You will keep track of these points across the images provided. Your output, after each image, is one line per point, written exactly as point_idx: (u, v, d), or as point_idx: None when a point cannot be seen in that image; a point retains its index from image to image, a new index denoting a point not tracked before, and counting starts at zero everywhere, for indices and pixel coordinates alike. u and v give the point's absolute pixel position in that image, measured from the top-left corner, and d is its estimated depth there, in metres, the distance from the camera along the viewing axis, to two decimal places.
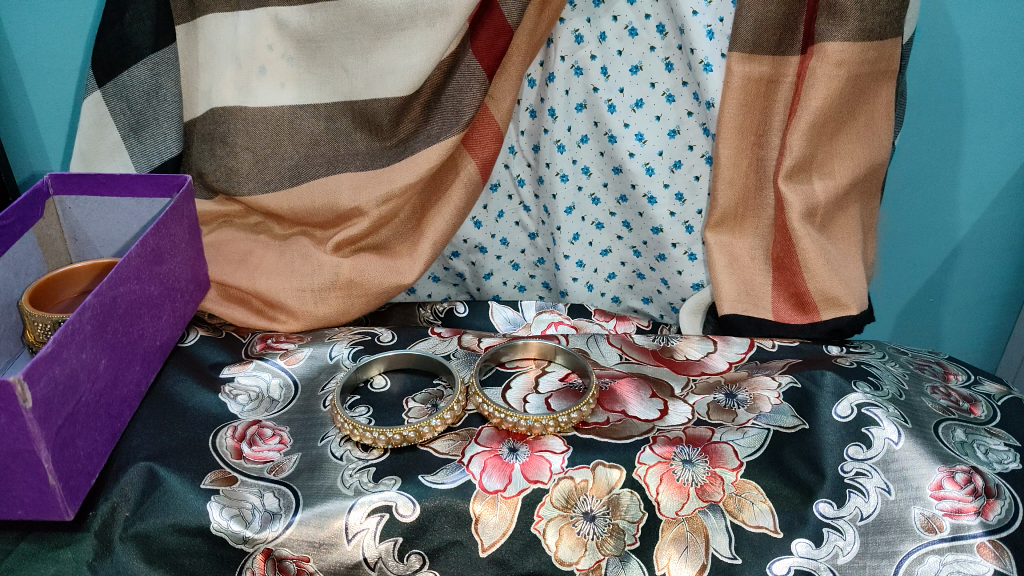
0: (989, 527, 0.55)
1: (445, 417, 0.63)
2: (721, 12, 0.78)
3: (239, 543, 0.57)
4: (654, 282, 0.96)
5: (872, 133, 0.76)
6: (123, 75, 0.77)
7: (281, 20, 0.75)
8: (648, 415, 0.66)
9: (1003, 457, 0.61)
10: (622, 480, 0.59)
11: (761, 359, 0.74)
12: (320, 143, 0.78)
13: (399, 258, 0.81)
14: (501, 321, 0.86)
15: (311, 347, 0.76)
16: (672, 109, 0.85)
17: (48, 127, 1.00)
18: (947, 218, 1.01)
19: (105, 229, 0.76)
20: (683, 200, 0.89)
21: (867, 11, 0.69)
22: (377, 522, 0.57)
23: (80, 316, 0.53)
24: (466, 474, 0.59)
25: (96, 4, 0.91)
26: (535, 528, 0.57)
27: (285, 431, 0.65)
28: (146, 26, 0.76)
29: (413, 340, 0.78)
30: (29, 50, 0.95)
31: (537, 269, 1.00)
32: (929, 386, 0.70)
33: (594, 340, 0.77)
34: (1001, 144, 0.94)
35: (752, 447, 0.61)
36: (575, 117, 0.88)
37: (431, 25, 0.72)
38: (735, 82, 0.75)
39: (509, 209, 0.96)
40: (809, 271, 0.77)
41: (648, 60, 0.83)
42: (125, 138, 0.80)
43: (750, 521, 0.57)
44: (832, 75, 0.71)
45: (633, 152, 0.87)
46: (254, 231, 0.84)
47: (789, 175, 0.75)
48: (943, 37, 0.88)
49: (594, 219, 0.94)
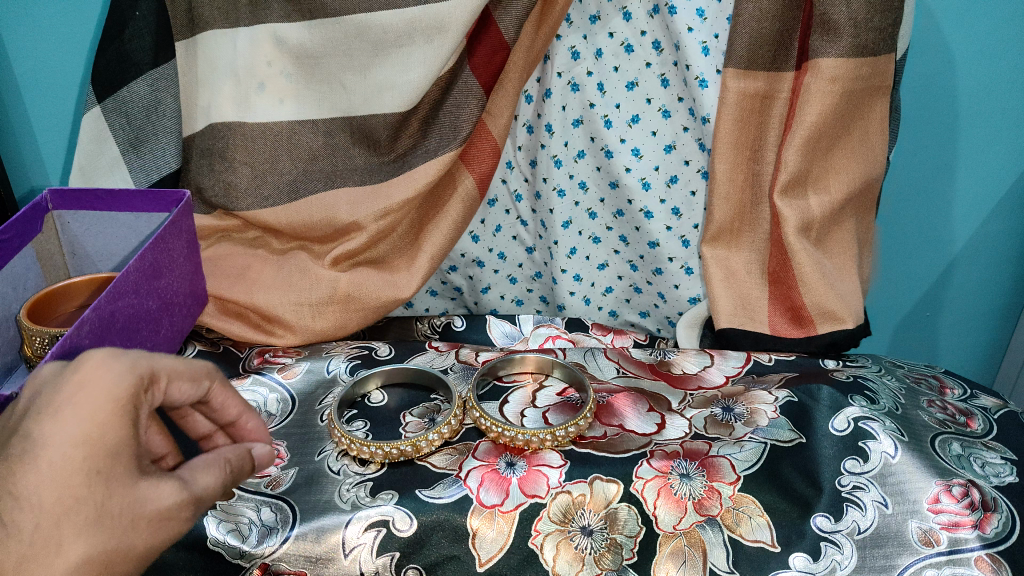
0: (986, 541, 0.55)
1: (447, 431, 0.64)
2: (715, 29, 0.79)
3: (235, 558, 0.56)
4: (651, 296, 0.96)
5: (867, 147, 0.77)
6: (122, 91, 0.78)
7: (280, 36, 0.76)
8: (645, 428, 0.66)
9: (1000, 471, 0.62)
10: (619, 494, 0.58)
11: (757, 373, 0.75)
12: (319, 157, 0.79)
13: (397, 272, 0.82)
14: (499, 335, 0.86)
15: (308, 362, 0.76)
16: (668, 124, 0.86)
17: (48, 141, 1.01)
18: (944, 231, 1.01)
19: (105, 244, 0.76)
20: (679, 215, 0.90)
21: (861, 28, 0.70)
22: (374, 537, 0.57)
23: (78, 331, 0.54)
24: (464, 488, 0.59)
25: (96, 19, 0.92)
26: (532, 543, 0.57)
27: (282, 445, 0.65)
28: (145, 43, 0.77)
29: (410, 354, 0.78)
30: (30, 66, 0.96)
31: (534, 283, 1.01)
32: (926, 400, 0.70)
33: (591, 354, 0.78)
34: (996, 159, 0.95)
35: (749, 460, 0.61)
36: (572, 133, 0.89)
37: (429, 42, 0.73)
38: (730, 97, 0.75)
39: (507, 224, 0.97)
40: (805, 285, 0.77)
41: (643, 77, 0.84)
42: (124, 154, 0.80)
43: (748, 536, 0.57)
44: (826, 91, 0.72)
45: (629, 167, 0.88)
46: (252, 245, 0.84)
47: (784, 191, 0.76)
48: (936, 52, 0.89)
49: (591, 233, 0.94)
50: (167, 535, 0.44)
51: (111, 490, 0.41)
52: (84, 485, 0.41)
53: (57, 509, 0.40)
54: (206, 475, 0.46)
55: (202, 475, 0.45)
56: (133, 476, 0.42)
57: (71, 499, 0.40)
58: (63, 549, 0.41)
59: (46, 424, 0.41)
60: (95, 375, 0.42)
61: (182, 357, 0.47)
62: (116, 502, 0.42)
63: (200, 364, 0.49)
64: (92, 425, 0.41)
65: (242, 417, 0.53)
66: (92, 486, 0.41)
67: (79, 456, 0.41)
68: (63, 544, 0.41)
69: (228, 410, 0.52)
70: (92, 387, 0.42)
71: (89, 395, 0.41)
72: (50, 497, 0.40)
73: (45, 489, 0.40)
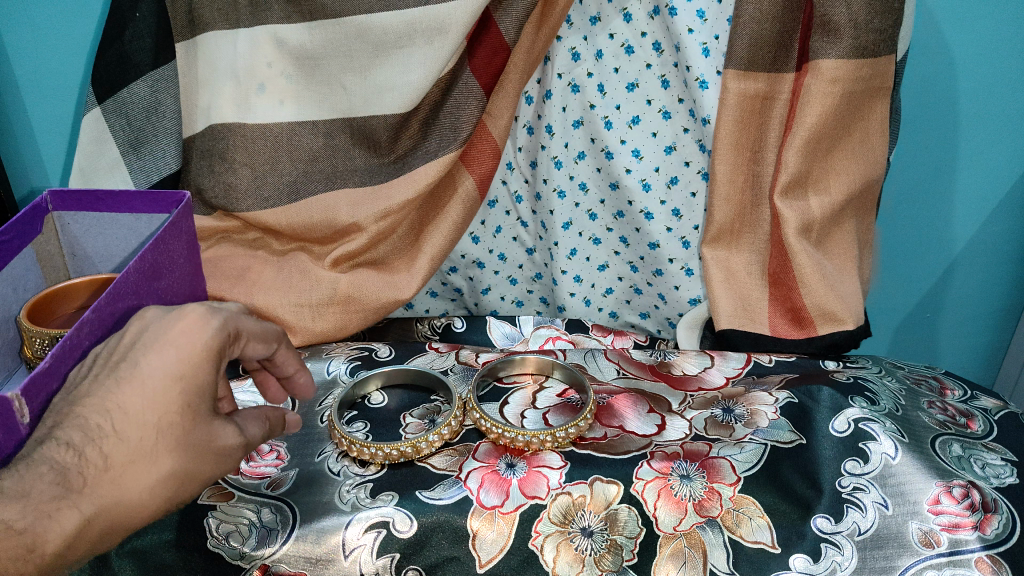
0: (987, 542, 0.55)
1: (439, 437, 0.63)
2: (716, 30, 0.79)
3: (235, 560, 0.56)
4: (651, 297, 0.96)
5: (867, 148, 0.77)
6: (122, 92, 0.78)
7: (281, 38, 0.76)
8: (645, 430, 0.66)
9: (1000, 472, 0.62)
10: (619, 495, 0.58)
11: (757, 374, 0.75)
12: (319, 158, 0.79)
13: (397, 274, 0.82)
14: (499, 337, 0.86)
15: (308, 363, 0.76)
16: (669, 125, 0.86)
17: (48, 142, 1.01)
18: (944, 232, 1.01)
19: (105, 245, 0.76)
20: (679, 216, 0.90)
21: (861, 29, 0.70)
22: (375, 538, 0.57)
23: (78, 332, 0.53)
24: (464, 489, 0.59)
25: (97, 21, 0.92)
26: (532, 544, 0.56)
27: (282, 447, 0.65)
28: (145, 44, 0.77)
29: (410, 356, 0.78)
30: (30, 68, 0.96)
31: (535, 284, 1.01)
32: (926, 402, 0.70)
33: (591, 355, 0.78)
34: (996, 160, 0.95)
35: (750, 462, 0.61)
36: (572, 134, 0.89)
37: (429, 43, 0.73)
38: (730, 99, 0.75)
39: (507, 225, 0.97)
40: (805, 286, 0.77)
41: (644, 78, 0.84)
42: (124, 155, 0.81)
43: (748, 537, 0.57)
44: (827, 92, 0.72)
45: (629, 168, 0.88)
46: (252, 246, 0.84)
47: (784, 192, 0.76)
48: (936, 52, 0.89)
49: (592, 235, 0.94)
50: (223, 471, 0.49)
51: (196, 422, 0.46)
52: (178, 412, 0.45)
53: (154, 430, 0.45)
54: (256, 427, 0.51)
55: (253, 426, 0.51)
56: (210, 413, 0.47)
57: (166, 422, 0.45)
58: (154, 463, 0.45)
59: (155, 357, 0.46)
60: (198, 323, 0.48)
61: (261, 320, 0.53)
62: (195, 432, 0.46)
63: (274, 327, 0.55)
64: (193, 363, 0.46)
65: (298, 373, 0.60)
66: (183, 414, 0.46)
67: (176, 388, 0.45)
68: (155, 459, 0.45)
69: (287, 365, 0.59)
70: (195, 331, 0.47)
71: (192, 337, 0.47)
72: (151, 418, 0.44)
73: (147, 411, 0.45)
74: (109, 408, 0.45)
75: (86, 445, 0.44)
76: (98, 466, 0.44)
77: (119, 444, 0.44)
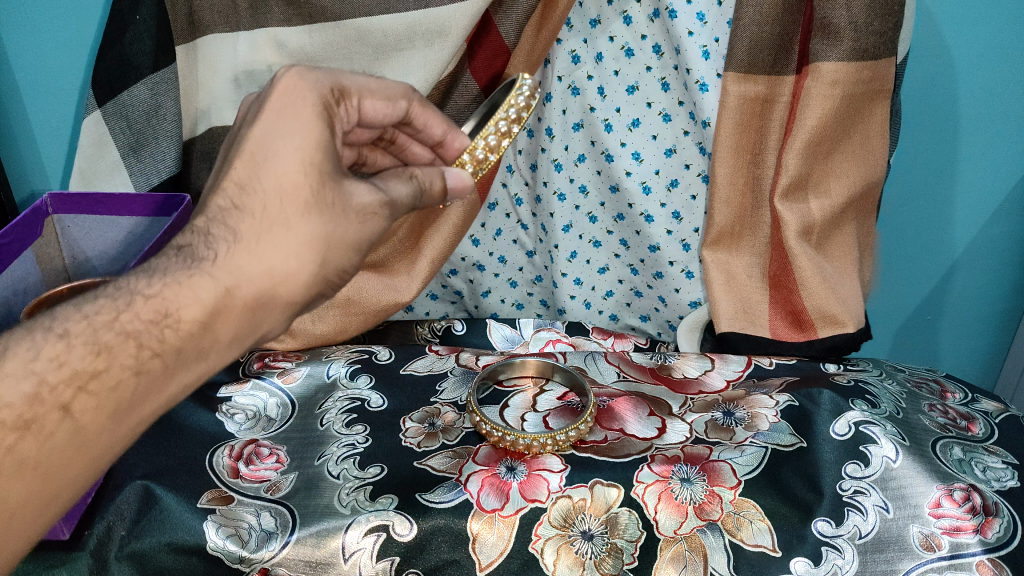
0: (988, 546, 0.55)
1: (513, 119, 0.57)
2: (716, 32, 0.78)
3: (234, 563, 0.56)
4: (652, 299, 0.96)
5: (867, 151, 0.76)
6: (123, 95, 0.78)
7: (281, 40, 0.76)
8: (646, 433, 0.66)
9: (1001, 475, 0.62)
10: (619, 499, 0.58)
11: (758, 376, 0.75)
12: None
13: (397, 276, 0.82)
14: (499, 339, 0.86)
15: (309, 366, 0.76)
16: (669, 128, 0.86)
17: (48, 145, 1.01)
18: (945, 233, 1.01)
19: (105, 248, 0.76)
20: (679, 218, 0.90)
21: (862, 31, 0.69)
22: (374, 541, 0.57)
23: None
24: (465, 493, 0.59)
25: (97, 24, 0.92)
26: (533, 547, 0.56)
27: (281, 450, 0.65)
28: (146, 47, 0.76)
29: (411, 358, 0.78)
30: (30, 71, 0.96)
31: (535, 286, 1.01)
32: (926, 404, 0.70)
33: (591, 358, 0.78)
34: (996, 163, 0.95)
35: (750, 465, 0.61)
36: (573, 136, 0.89)
37: (429, 46, 0.73)
38: (731, 101, 0.75)
39: (507, 228, 0.97)
40: (805, 288, 0.77)
41: (643, 81, 0.84)
42: (124, 157, 0.81)
43: (749, 540, 0.56)
44: (827, 94, 0.72)
45: (629, 171, 0.88)
46: None
47: (785, 194, 0.76)
48: (936, 57, 0.89)
49: (592, 237, 0.95)
50: (370, 232, 0.47)
51: None
52: (301, 175, 0.44)
53: (275, 197, 0.43)
54: None
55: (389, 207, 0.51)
56: None
57: None
58: (289, 230, 0.44)
59: (266, 127, 0.44)
60: (296, 85, 0.46)
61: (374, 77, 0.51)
62: None
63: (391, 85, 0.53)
64: None
65: (447, 134, 0.58)
66: None
67: (295, 155, 0.44)
68: None
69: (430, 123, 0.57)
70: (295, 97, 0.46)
71: (298, 96, 0.46)
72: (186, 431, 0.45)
73: (266, 178, 0.44)
74: (233, 184, 0.44)
75: (211, 227, 0.44)
76: (228, 240, 0.43)
77: (244, 216, 0.44)
